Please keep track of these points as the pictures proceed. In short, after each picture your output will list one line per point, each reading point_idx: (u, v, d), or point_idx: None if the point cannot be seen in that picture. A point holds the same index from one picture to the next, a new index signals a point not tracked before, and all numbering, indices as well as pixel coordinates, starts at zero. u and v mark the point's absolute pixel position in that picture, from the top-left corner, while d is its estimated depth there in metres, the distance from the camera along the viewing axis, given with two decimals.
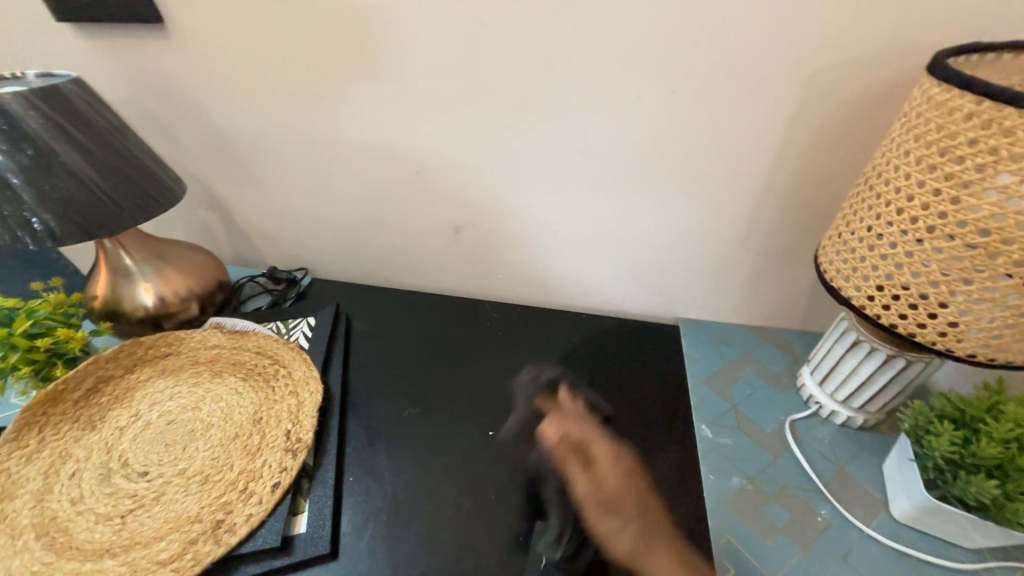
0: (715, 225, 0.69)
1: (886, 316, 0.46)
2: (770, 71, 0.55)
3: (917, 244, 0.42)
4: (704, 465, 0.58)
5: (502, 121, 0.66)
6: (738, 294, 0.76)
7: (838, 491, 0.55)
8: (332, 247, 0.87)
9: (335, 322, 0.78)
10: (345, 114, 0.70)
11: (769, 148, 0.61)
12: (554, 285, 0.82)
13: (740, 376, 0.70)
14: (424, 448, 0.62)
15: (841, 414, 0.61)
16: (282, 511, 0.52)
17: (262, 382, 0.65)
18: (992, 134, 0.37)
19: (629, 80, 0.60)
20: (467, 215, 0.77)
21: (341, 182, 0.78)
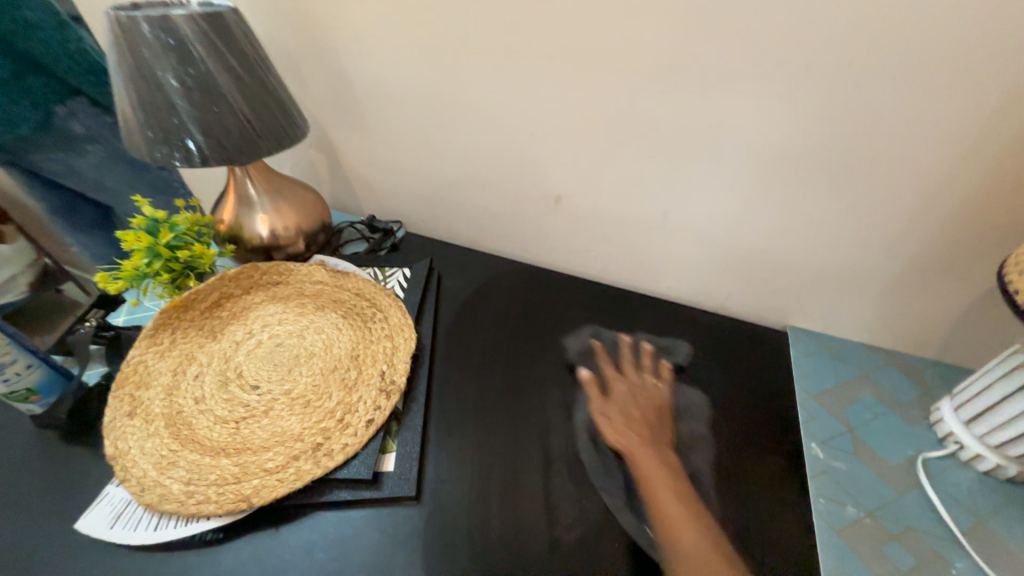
0: (862, 230, 0.60)
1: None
2: (1004, 46, 0.44)
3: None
4: (813, 487, 0.52)
5: (634, 85, 0.60)
6: (870, 308, 0.66)
7: (979, 544, 0.48)
8: (429, 203, 0.88)
9: (428, 275, 0.79)
10: (467, 66, 0.68)
11: (967, 143, 0.50)
12: (652, 271, 0.76)
13: (858, 398, 0.62)
14: (508, 412, 0.61)
15: (987, 460, 0.52)
16: (374, 447, 0.53)
17: (361, 321, 0.67)
18: None
19: (799, 47, 0.51)
20: (574, 185, 0.73)
21: (451, 138, 0.77)
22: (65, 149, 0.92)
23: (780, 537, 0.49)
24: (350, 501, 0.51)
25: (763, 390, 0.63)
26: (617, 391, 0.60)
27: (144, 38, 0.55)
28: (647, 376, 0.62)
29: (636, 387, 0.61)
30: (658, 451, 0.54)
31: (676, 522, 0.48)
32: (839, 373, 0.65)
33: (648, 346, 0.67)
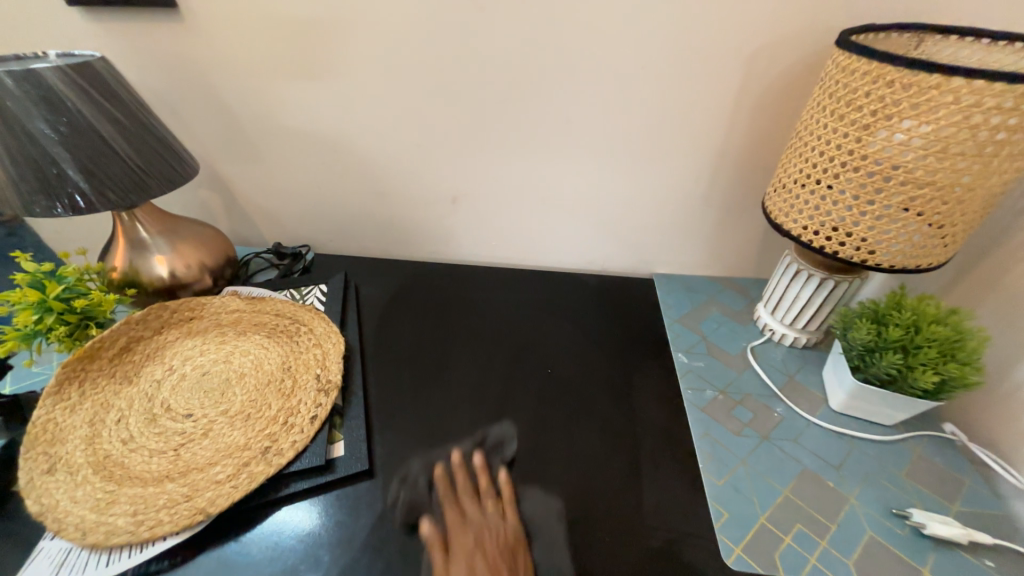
0: (683, 189, 0.77)
1: (830, 246, 0.57)
2: (731, 46, 0.64)
3: (850, 183, 0.52)
4: (683, 383, 0.68)
5: (496, 95, 0.73)
6: (706, 249, 0.84)
7: (790, 393, 0.66)
8: (333, 222, 0.92)
9: (345, 288, 0.84)
10: (349, 92, 0.76)
11: (734, 118, 0.69)
12: (543, 249, 0.89)
13: (706, 315, 0.80)
14: (441, 387, 0.69)
15: (789, 336, 0.72)
16: (323, 438, 0.58)
17: (287, 336, 0.71)
18: (894, 90, 0.47)
19: (607, 57, 0.67)
20: (465, 186, 0.83)
21: (345, 158, 0.83)
22: None
23: (663, 424, 0.63)
24: (307, 489, 0.55)
25: (640, 325, 0.79)
26: (461, 545, 0.50)
27: (7, 92, 0.55)
28: (491, 506, 0.54)
29: (482, 530, 0.52)
30: None
31: None
32: (692, 300, 0.83)
33: (504, 476, 0.56)
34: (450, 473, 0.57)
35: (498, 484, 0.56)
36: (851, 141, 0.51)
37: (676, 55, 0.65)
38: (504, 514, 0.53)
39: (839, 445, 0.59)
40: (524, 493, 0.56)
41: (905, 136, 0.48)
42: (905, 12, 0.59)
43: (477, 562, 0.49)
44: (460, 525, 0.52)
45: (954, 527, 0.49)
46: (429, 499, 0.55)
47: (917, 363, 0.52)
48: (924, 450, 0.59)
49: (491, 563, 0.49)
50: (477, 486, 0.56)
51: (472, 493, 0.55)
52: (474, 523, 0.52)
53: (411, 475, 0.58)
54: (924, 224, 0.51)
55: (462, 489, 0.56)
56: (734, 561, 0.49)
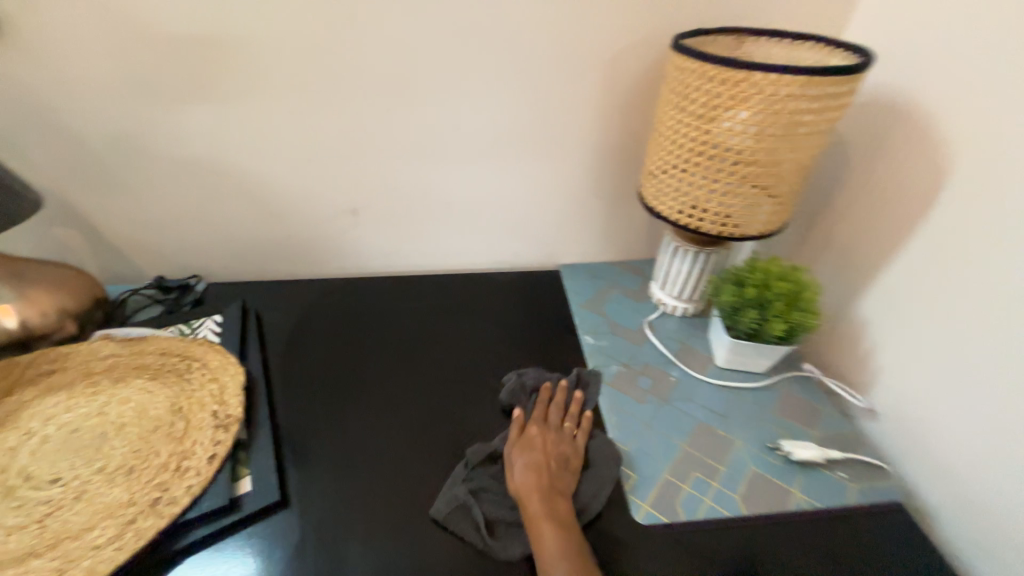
0: (574, 183, 0.83)
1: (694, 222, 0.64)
2: (593, 50, 0.70)
3: (699, 167, 0.60)
4: (591, 363, 0.72)
5: (381, 105, 0.73)
6: (603, 237, 0.91)
7: (684, 358, 0.73)
8: (223, 249, 0.86)
9: (244, 316, 0.79)
10: (222, 110, 0.71)
11: (606, 115, 0.76)
12: (453, 254, 0.90)
13: (609, 298, 0.86)
14: (357, 404, 0.67)
15: (679, 307, 0.80)
16: (224, 476, 0.54)
17: (176, 376, 0.64)
18: (716, 84, 0.55)
19: (484, 64, 0.70)
20: (363, 198, 0.82)
21: (227, 178, 0.78)
22: None
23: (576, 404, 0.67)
24: (210, 534, 0.51)
25: (551, 315, 0.83)
26: (533, 434, 0.59)
27: None
28: (570, 427, 0.61)
29: (554, 437, 0.59)
30: (564, 512, 0.52)
31: (548, 560, 0.48)
32: (596, 286, 0.89)
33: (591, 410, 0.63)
34: (557, 386, 0.66)
35: (582, 415, 0.63)
36: (693, 131, 0.58)
37: (549, 60, 0.70)
38: (576, 435, 0.60)
39: (726, 397, 0.67)
40: (599, 433, 0.61)
41: (731, 123, 0.56)
42: (727, 17, 0.68)
43: (537, 452, 0.57)
44: (539, 419, 0.61)
45: (812, 449, 0.58)
46: (530, 395, 0.65)
47: (771, 315, 0.61)
48: (790, 389, 0.68)
49: (545, 460, 0.56)
50: (563, 409, 0.63)
51: (560, 409, 0.63)
52: (551, 429, 0.60)
53: (528, 375, 0.68)
54: (761, 196, 0.60)
55: (555, 403, 0.64)
56: (644, 516, 0.54)
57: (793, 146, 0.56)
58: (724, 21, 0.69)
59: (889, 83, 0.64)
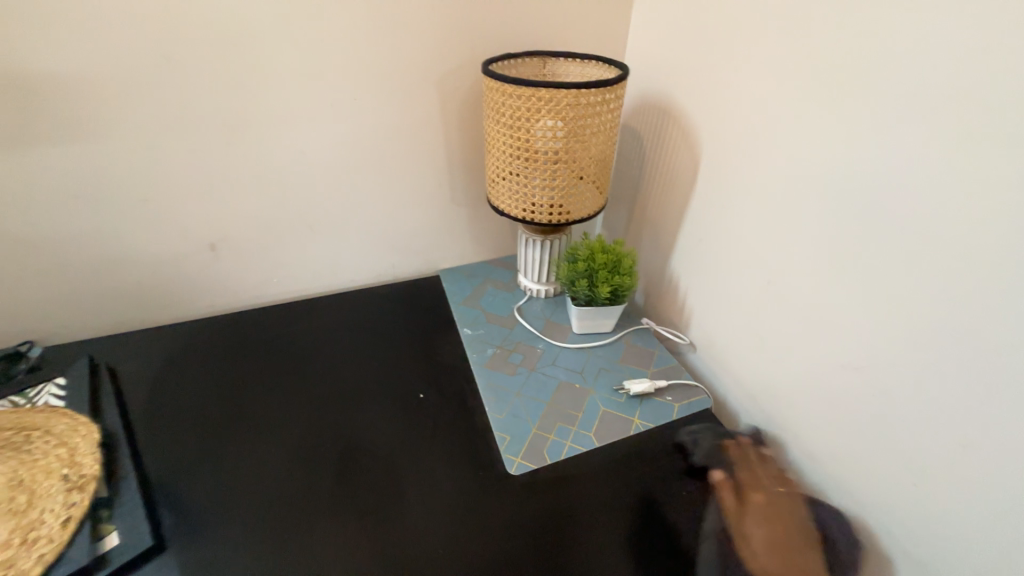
0: (433, 193, 0.91)
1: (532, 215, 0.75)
2: (423, 74, 0.79)
3: (522, 167, 0.71)
4: (469, 351, 0.80)
5: (222, 138, 0.74)
6: (473, 238, 1.00)
7: (549, 331, 0.84)
8: (56, 306, 0.78)
9: (95, 373, 0.73)
10: (32, 156, 0.67)
11: (449, 132, 0.85)
12: (329, 273, 0.93)
13: (484, 292, 0.94)
14: (237, 433, 0.67)
15: (542, 290, 0.91)
16: (83, 536, 0.52)
17: (11, 450, 0.58)
18: (520, 101, 0.66)
19: (321, 92, 0.75)
20: (220, 231, 0.81)
21: (52, 228, 0.72)
22: None
23: (457, 389, 0.74)
24: None
25: (432, 316, 0.89)
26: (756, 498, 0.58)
27: None
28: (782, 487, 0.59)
29: (772, 496, 0.58)
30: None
31: None
32: (472, 283, 0.97)
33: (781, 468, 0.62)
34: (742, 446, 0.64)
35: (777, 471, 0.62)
36: (513, 139, 0.69)
37: (383, 84, 0.78)
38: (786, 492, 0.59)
39: (583, 357, 0.79)
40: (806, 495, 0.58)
41: (539, 130, 0.67)
42: (530, 42, 0.82)
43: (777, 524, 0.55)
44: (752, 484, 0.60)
45: (644, 382, 0.72)
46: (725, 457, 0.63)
47: (599, 282, 0.75)
48: (633, 341, 0.82)
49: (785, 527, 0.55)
50: (765, 465, 0.62)
51: (768, 469, 0.62)
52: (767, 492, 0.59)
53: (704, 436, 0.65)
54: (579, 186, 0.73)
55: (756, 460, 0.63)
56: (517, 468, 0.62)
57: (589, 147, 0.70)
58: (528, 45, 0.82)
59: (656, 86, 0.82)
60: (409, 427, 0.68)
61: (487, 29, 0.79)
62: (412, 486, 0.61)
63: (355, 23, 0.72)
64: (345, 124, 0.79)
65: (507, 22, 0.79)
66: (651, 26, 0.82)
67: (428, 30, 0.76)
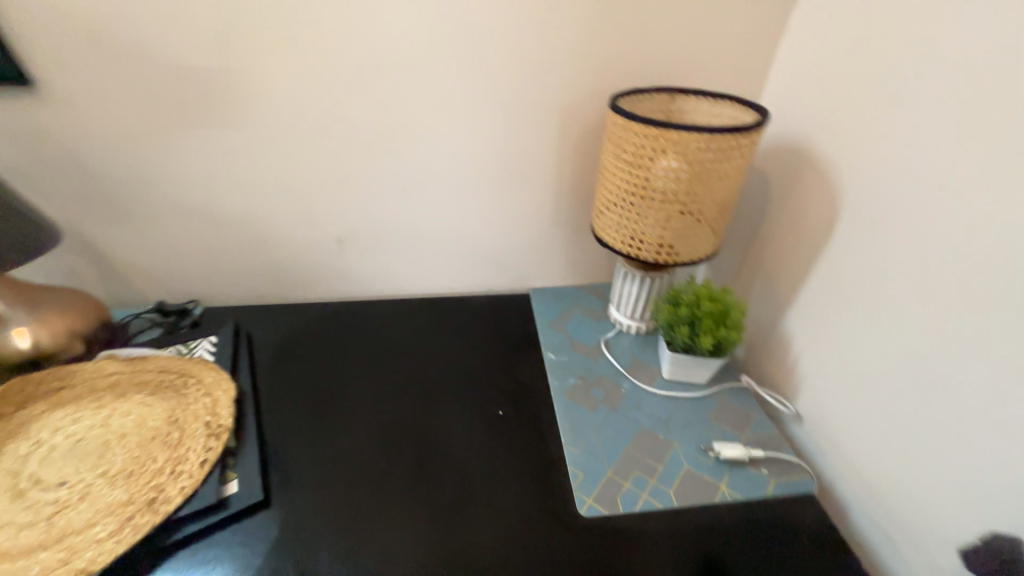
0: (537, 214, 0.93)
1: (636, 251, 0.74)
2: (546, 102, 0.81)
3: (635, 204, 0.70)
4: (551, 376, 0.80)
5: (363, 149, 0.83)
6: (568, 261, 1.00)
7: (635, 370, 0.81)
8: (216, 275, 0.94)
9: (237, 336, 0.86)
10: (220, 153, 0.81)
11: (562, 159, 0.87)
12: (431, 277, 0.99)
13: (572, 317, 0.94)
14: (337, 412, 0.75)
15: (633, 325, 0.89)
16: (213, 479, 0.61)
17: (173, 390, 0.71)
18: (646, 139, 0.65)
19: (451, 114, 0.81)
20: (348, 228, 0.91)
21: (225, 212, 0.87)
22: None
23: (535, 413, 0.75)
24: (201, 529, 0.58)
25: (519, 335, 0.91)
26: None
27: None
28: None
29: None
30: None
31: None
32: (560, 306, 0.97)
33: None
34: None
35: None
36: (630, 175, 0.68)
37: (508, 110, 0.82)
38: None
39: (669, 405, 0.75)
40: None
41: (660, 170, 0.66)
42: (658, 76, 0.80)
43: None
44: None
45: (737, 449, 0.66)
46: None
47: (700, 332, 0.71)
48: (727, 398, 0.76)
49: None
50: None
51: None
52: None
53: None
54: (692, 229, 0.70)
55: None
56: (587, 509, 0.61)
57: (711, 191, 0.67)
58: (656, 78, 0.81)
59: (795, 128, 0.75)
60: (485, 441, 0.71)
61: (617, 61, 0.78)
62: (477, 498, 0.63)
63: (493, 53, 0.76)
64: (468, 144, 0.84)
65: (640, 55, 0.78)
66: (800, 64, 0.76)
67: (560, 60, 0.78)
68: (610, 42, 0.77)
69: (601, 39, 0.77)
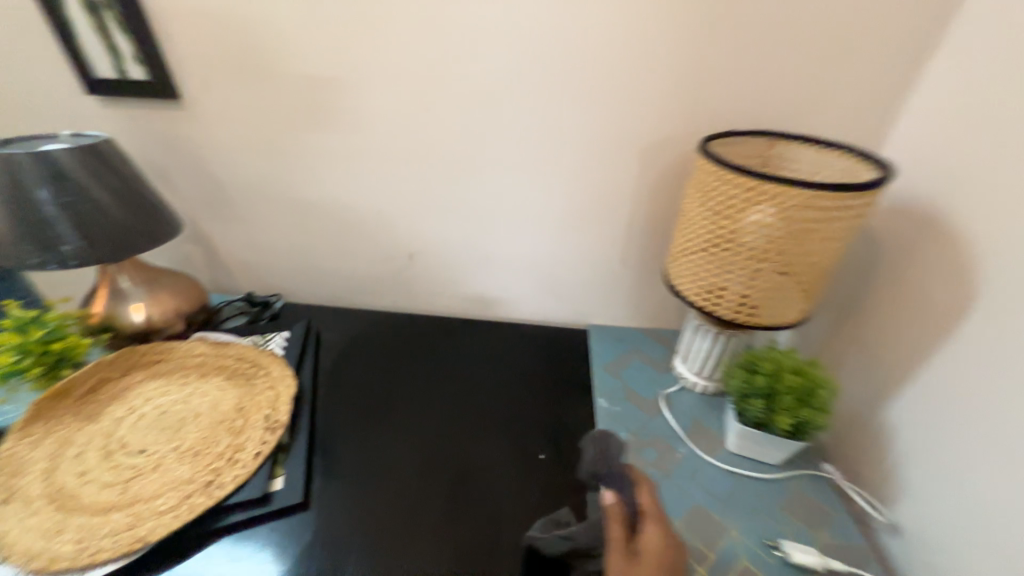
0: (606, 251, 0.89)
1: (712, 305, 0.67)
2: (630, 139, 0.78)
3: (716, 256, 0.64)
4: (601, 425, 0.76)
5: (442, 172, 0.86)
6: (634, 303, 0.95)
7: (695, 435, 0.74)
8: (298, 273, 1.02)
9: (307, 334, 0.92)
10: (316, 166, 0.88)
11: (640, 198, 0.83)
12: (491, 301, 1.00)
13: (631, 363, 0.88)
14: (382, 425, 0.76)
15: (698, 384, 0.81)
16: (263, 473, 0.64)
17: (245, 379, 0.78)
18: (737, 187, 0.59)
19: (531, 145, 0.81)
20: (418, 245, 0.95)
21: (313, 219, 0.94)
22: None
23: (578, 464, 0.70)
24: (244, 520, 0.61)
25: (572, 375, 0.87)
26: None
27: (20, 165, 0.67)
28: None
29: None
30: None
31: None
32: (620, 349, 0.92)
33: None
34: None
35: None
36: (714, 223, 0.63)
37: (589, 144, 0.79)
38: None
39: (731, 484, 0.67)
40: None
41: (749, 222, 0.59)
42: (759, 119, 0.73)
43: None
44: None
45: (811, 554, 0.57)
46: None
47: (779, 407, 0.62)
48: (803, 489, 0.66)
49: None
50: None
51: None
52: None
53: None
54: (781, 290, 0.62)
55: None
56: None
57: (808, 252, 0.59)
58: (756, 122, 0.74)
59: (925, 188, 0.64)
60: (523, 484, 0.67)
61: (712, 102, 0.73)
62: (507, 534, 0.60)
63: (580, 87, 0.75)
64: (543, 175, 0.83)
65: (741, 96, 0.72)
66: (940, 115, 0.65)
67: (650, 97, 0.74)
68: (707, 81, 0.72)
69: (697, 78, 0.72)
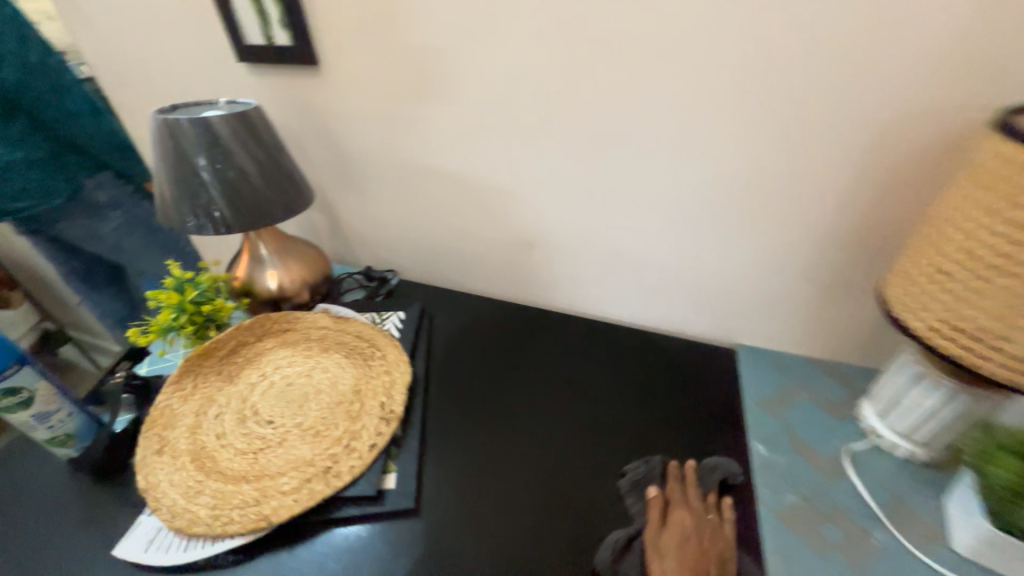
0: (779, 259, 0.71)
1: (969, 357, 0.46)
2: (849, 118, 0.57)
3: (996, 290, 0.43)
4: (759, 479, 0.61)
5: (580, 154, 0.73)
6: (805, 326, 0.75)
7: (897, 519, 0.56)
8: (415, 251, 0.99)
9: (421, 317, 0.89)
10: (444, 140, 0.81)
11: (845, 196, 0.62)
12: (616, 302, 0.87)
13: (796, 403, 0.70)
14: (494, 433, 0.69)
15: (901, 448, 0.61)
16: (377, 468, 0.61)
17: (362, 359, 0.76)
18: None
19: (700, 124, 0.64)
20: (542, 233, 0.84)
21: (435, 196, 0.89)
22: (91, 216, 1.08)
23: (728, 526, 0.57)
24: (358, 515, 0.58)
25: (718, 401, 0.71)
26: None
27: (182, 131, 0.69)
28: None
29: None
30: None
31: None
32: (780, 382, 0.74)
33: None
34: None
35: None
36: (1003, 243, 0.42)
37: (783, 124, 0.60)
38: None
39: None
40: None
41: None
42: None
43: None
44: None
45: None
46: None
47: None
48: None
49: None
50: None
51: None
52: None
53: None
54: None
55: None
56: None
57: None
58: None
59: None
60: None
61: (1006, 65, 0.49)
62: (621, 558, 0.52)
63: (788, 46, 0.55)
64: (709, 163, 0.66)
65: None
66: None
67: (897, 57, 0.52)
68: (1007, 32, 0.48)
69: (989, 27, 0.48)
